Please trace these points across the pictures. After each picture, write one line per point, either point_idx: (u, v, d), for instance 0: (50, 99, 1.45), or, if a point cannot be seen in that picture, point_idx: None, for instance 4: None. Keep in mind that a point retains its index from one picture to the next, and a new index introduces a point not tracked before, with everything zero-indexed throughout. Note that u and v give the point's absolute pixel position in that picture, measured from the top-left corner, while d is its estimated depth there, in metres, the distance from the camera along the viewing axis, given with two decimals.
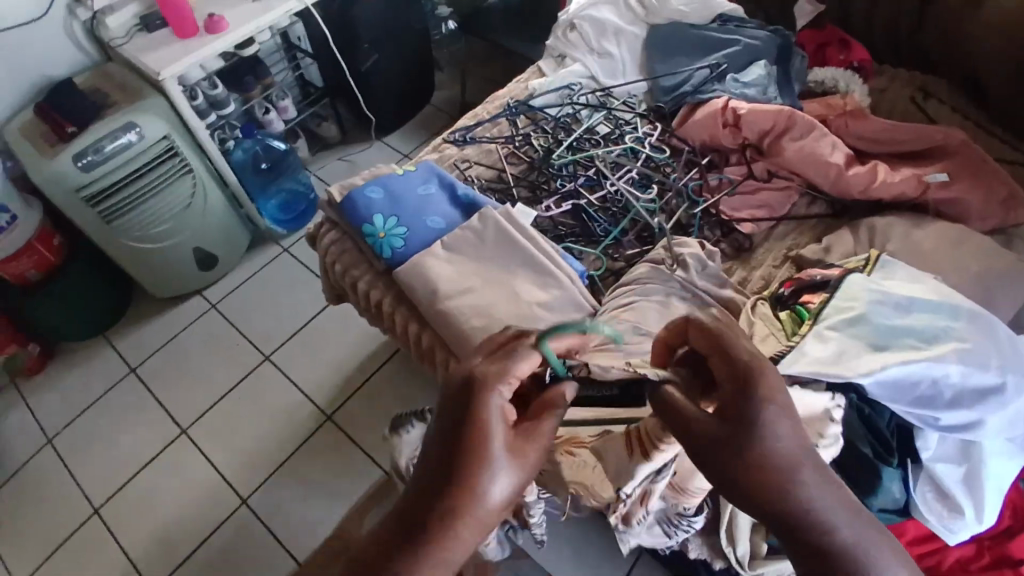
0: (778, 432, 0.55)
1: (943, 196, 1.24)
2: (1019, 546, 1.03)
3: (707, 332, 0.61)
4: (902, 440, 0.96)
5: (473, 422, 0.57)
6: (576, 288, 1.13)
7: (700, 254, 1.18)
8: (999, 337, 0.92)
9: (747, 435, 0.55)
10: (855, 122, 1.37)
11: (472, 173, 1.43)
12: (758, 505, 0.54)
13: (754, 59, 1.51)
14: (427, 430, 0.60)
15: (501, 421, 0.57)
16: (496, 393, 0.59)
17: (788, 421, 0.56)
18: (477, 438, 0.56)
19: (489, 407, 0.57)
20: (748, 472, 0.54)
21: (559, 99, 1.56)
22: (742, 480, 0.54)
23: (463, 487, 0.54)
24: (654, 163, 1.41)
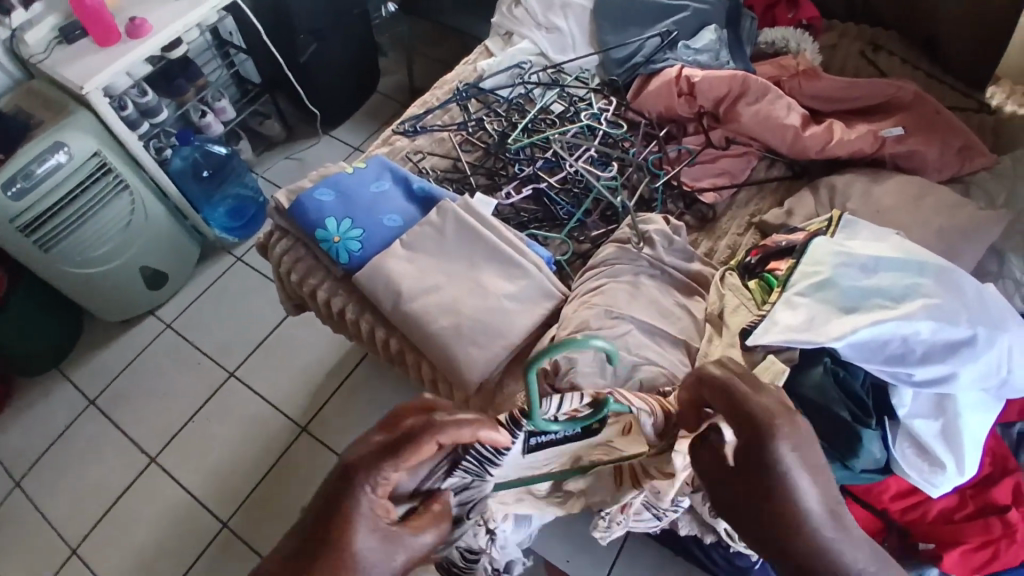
0: (796, 467, 0.59)
1: (901, 150, 1.24)
2: (1002, 494, 1.04)
3: (718, 382, 0.65)
4: (876, 399, 0.96)
5: (346, 499, 0.55)
6: (544, 275, 1.11)
7: (666, 230, 1.17)
8: (967, 293, 0.92)
9: (756, 489, 0.60)
10: (807, 82, 1.36)
11: (427, 165, 1.38)
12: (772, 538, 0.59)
13: (705, 24, 1.48)
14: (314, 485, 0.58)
15: (369, 525, 0.55)
16: (380, 477, 0.56)
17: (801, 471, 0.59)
18: (334, 536, 0.54)
19: (357, 505, 0.55)
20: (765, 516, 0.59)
21: (509, 79, 1.50)
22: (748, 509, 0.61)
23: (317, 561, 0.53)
24: (611, 138, 1.38)
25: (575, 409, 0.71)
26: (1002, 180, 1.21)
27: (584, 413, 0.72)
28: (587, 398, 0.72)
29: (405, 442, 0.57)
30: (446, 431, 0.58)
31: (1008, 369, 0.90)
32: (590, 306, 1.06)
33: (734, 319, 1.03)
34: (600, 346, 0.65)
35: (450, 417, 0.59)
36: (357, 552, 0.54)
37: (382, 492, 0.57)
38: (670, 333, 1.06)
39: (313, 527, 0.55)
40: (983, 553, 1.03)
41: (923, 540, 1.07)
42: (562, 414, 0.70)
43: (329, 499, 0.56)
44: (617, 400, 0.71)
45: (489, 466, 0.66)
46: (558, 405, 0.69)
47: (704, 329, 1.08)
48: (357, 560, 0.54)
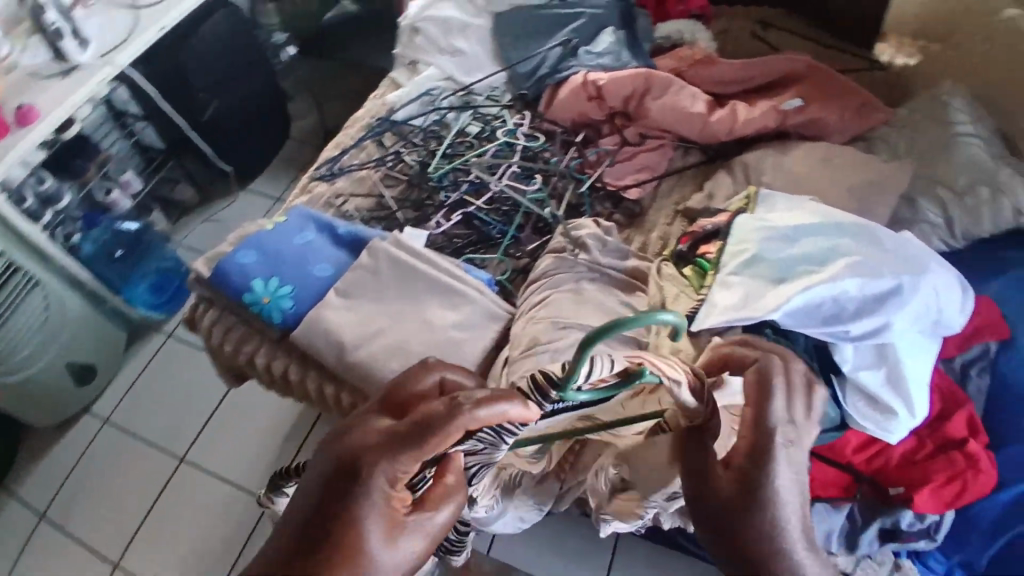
0: (789, 475, 0.66)
1: (802, 120, 1.30)
2: (956, 427, 1.04)
3: (754, 384, 0.72)
4: (819, 361, 0.97)
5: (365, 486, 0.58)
6: (487, 297, 1.11)
7: (598, 233, 1.20)
8: (885, 244, 0.96)
9: (750, 479, 0.65)
10: (706, 69, 1.41)
11: (350, 207, 1.35)
12: (738, 519, 0.64)
13: (602, 27, 1.52)
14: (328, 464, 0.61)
15: (383, 510, 0.59)
16: (399, 464, 0.60)
17: (790, 476, 0.66)
18: (347, 527, 0.57)
19: (372, 496, 0.58)
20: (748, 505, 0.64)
21: (420, 107, 1.49)
22: (735, 493, 0.65)
23: (335, 548, 0.56)
24: (531, 151, 1.39)
25: (603, 377, 0.66)
26: (899, 130, 1.28)
27: (610, 381, 0.66)
28: (619, 366, 0.66)
29: (424, 428, 0.60)
30: (475, 415, 0.60)
31: (936, 310, 0.94)
32: (539, 321, 1.08)
33: (676, 309, 1.06)
34: (666, 319, 0.61)
35: (477, 400, 0.61)
36: (371, 539, 0.57)
37: (402, 475, 0.60)
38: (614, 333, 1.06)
39: (331, 509, 0.58)
40: (950, 489, 1.00)
41: (891, 486, 1.04)
42: (590, 382, 0.65)
43: (343, 488, 0.59)
44: (651, 370, 0.63)
45: (507, 436, 0.68)
46: (589, 372, 0.64)
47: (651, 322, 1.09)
48: (372, 548, 0.58)
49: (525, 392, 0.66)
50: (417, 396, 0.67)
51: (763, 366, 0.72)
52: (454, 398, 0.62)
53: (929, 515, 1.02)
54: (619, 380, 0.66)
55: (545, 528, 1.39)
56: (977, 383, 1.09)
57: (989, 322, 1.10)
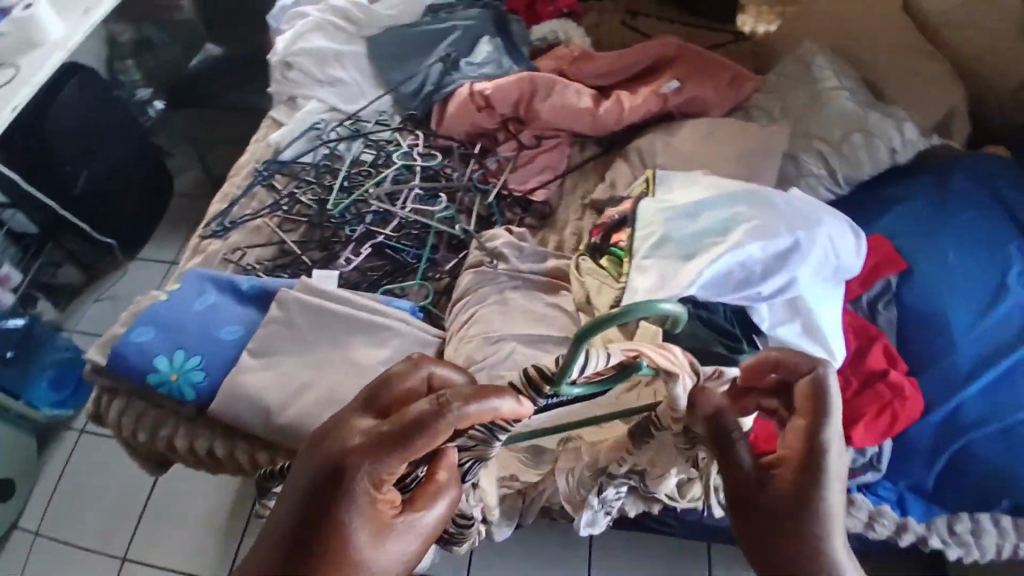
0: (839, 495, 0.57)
1: (681, 101, 1.36)
2: (875, 359, 0.99)
3: (814, 389, 0.60)
4: (738, 322, 1.00)
5: (349, 490, 0.56)
6: (415, 328, 1.09)
7: (513, 240, 1.21)
8: (777, 204, 1.01)
9: (798, 492, 0.56)
10: (586, 64, 1.45)
11: (250, 260, 1.28)
12: (777, 528, 0.56)
13: (478, 37, 1.53)
14: (313, 462, 0.58)
15: (371, 511, 0.57)
16: (384, 468, 0.56)
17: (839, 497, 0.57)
18: (331, 535, 0.56)
19: (358, 503, 0.56)
20: (789, 521, 0.56)
21: (308, 143, 1.44)
22: (777, 500, 0.57)
23: (324, 549, 0.55)
24: (431, 170, 1.37)
25: (599, 370, 0.64)
26: (770, 93, 1.33)
27: (607, 374, 0.65)
28: (616, 360, 0.64)
29: (406, 433, 0.56)
30: (464, 419, 0.56)
31: (836, 256, 0.98)
32: (470, 339, 1.07)
33: (602, 302, 1.07)
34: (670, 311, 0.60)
35: (464, 403, 0.56)
36: (359, 540, 0.56)
37: (390, 475, 0.58)
38: (546, 336, 1.07)
39: (320, 509, 0.56)
40: (883, 420, 0.94)
41: None
42: (584, 376, 0.63)
43: (328, 496, 0.56)
44: (649, 363, 0.63)
45: (499, 433, 0.64)
46: (585, 368, 0.62)
47: (580, 318, 1.11)
48: (360, 547, 0.57)
49: (520, 390, 0.65)
50: (404, 395, 0.61)
51: (819, 368, 0.60)
52: (441, 397, 0.56)
53: (869, 447, 0.96)
54: (615, 371, 0.64)
55: (520, 542, 1.37)
56: (887, 314, 1.05)
57: (886, 258, 1.07)
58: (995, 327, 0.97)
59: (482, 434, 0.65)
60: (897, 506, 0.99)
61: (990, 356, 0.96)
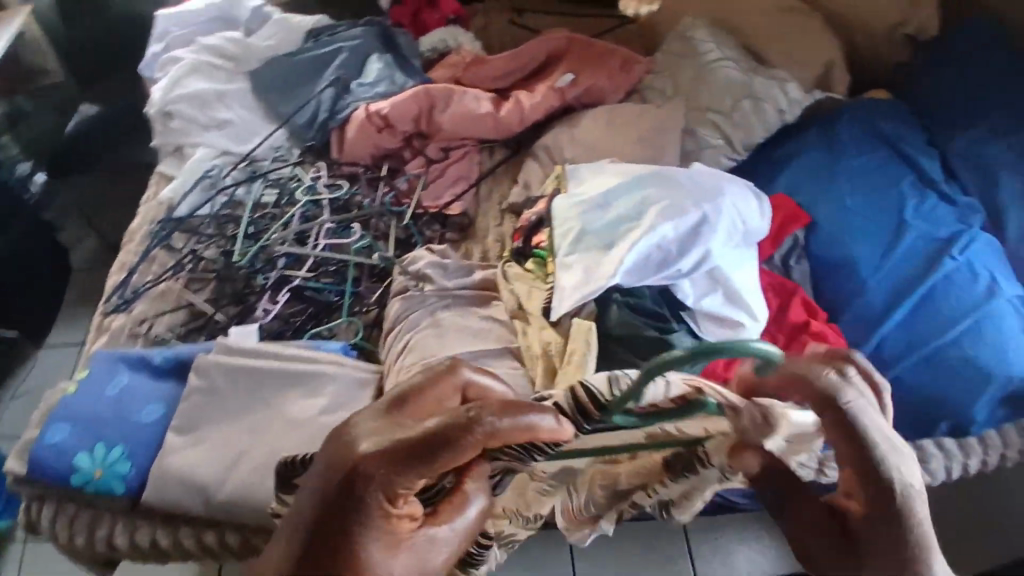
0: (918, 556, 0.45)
1: (578, 93, 1.37)
2: (797, 313, 1.01)
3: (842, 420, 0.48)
4: (667, 303, 1.01)
5: (364, 502, 0.47)
6: (349, 366, 1.07)
7: (436, 259, 1.18)
8: (681, 181, 1.03)
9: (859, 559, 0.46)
10: (480, 69, 1.44)
11: (161, 329, 1.20)
12: None
13: (365, 56, 1.49)
14: (323, 465, 0.49)
15: (387, 525, 0.48)
16: (406, 476, 0.47)
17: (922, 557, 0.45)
18: (341, 561, 0.46)
19: (372, 520, 0.47)
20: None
21: (203, 193, 1.36)
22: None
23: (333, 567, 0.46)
24: (339, 201, 1.33)
25: (657, 400, 0.61)
26: (661, 73, 1.35)
27: (667, 407, 0.60)
28: (677, 391, 0.60)
29: (433, 440, 0.47)
30: (500, 424, 0.49)
31: (744, 222, 1.00)
32: (408, 369, 1.05)
33: (533, 306, 1.08)
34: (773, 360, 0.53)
35: (500, 410, 0.50)
36: (373, 557, 0.47)
37: (412, 489, 0.48)
38: (484, 351, 1.06)
39: (329, 520, 0.47)
40: None
41: None
42: (639, 405, 0.61)
43: (339, 507, 0.47)
44: (714, 397, 0.57)
45: (535, 450, 0.58)
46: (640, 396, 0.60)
47: (515, 326, 1.10)
48: (372, 567, 0.47)
49: (564, 411, 0.61)
50: (433, 398, 0.53)
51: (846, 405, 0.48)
52: (471, 407, 0.49)
53: None
54: (670, 407, 0.60)
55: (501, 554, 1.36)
56: (800, 269, 1.08)
57: (789, 215, 1.09)
58: (900, 261, 0.99)
59: (520, 453, 0.58)
60: None
61: (899, 291, 0.98)
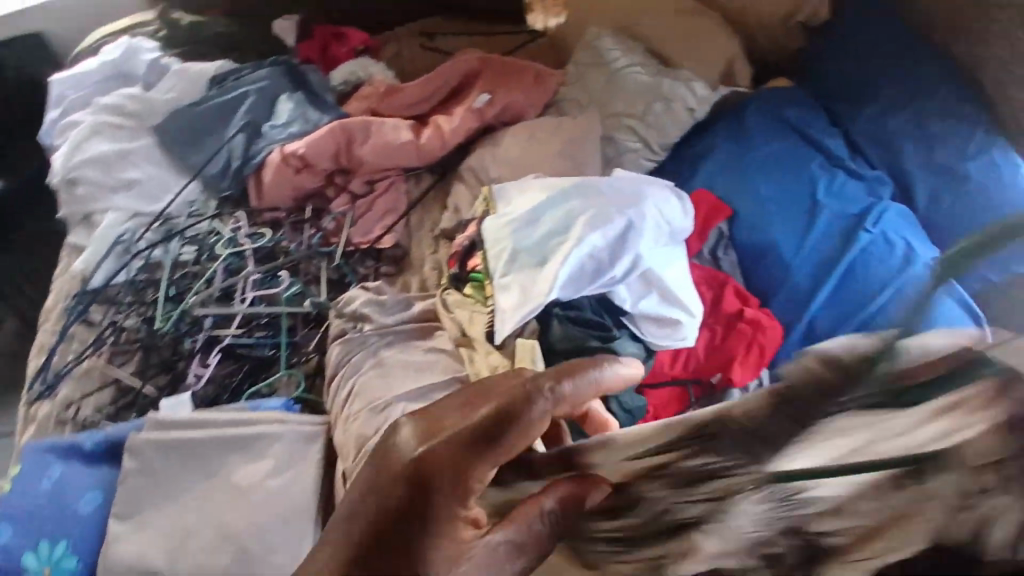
0: None
1: (497, 111, 1.37)
2: (730, 302, 1.04)
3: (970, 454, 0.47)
4: (606, 311, 1.01)
5: (438, 487, 0.56)
6: (291, 422, 1.03)
7: (371, 297, 1.15)
8: (603, 190, 1.04)
9: None
10: (396, 99, 1.42)
11: (89, 411, 1.13)
12: None
13: (274, 98, 1.45)
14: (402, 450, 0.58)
15: (462, 516, 0.58)
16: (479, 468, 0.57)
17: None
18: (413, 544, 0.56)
19: (444, 516, 0.56)
20: None
21: (118, 259, 1.30)
22: None
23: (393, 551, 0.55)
24: (265, 249, 1.28)
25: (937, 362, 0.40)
26: (574, 84, 1.37)
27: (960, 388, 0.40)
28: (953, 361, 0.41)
29: (492, 435, 0.57)
30: (535, 422, 0.59)
31: (668, 222, 1.03)
32: (356, 417, 1.01)
33: (476, 330, 1.06)
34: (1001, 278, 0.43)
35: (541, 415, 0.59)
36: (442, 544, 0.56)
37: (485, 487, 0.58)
38: (429, 385, 1.02)
39: (410, 505, 0.56)
40: (754, 353, 0.99)
41: (710, 377, 1.01)
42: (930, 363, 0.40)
43: (420, 500, 0.56)
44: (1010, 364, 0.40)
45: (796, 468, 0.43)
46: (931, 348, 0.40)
47: (461, 354, 1.08)
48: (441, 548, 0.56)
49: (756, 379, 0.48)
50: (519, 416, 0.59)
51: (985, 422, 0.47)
52: (515, 401, 0.59)
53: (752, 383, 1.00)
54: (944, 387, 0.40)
55: None
56: (728, 260, 1.10)
57: (711, 208, 1.12)
58: (819, 242, 1.03)
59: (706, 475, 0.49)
60: None
61: (822, 270, 1.02)
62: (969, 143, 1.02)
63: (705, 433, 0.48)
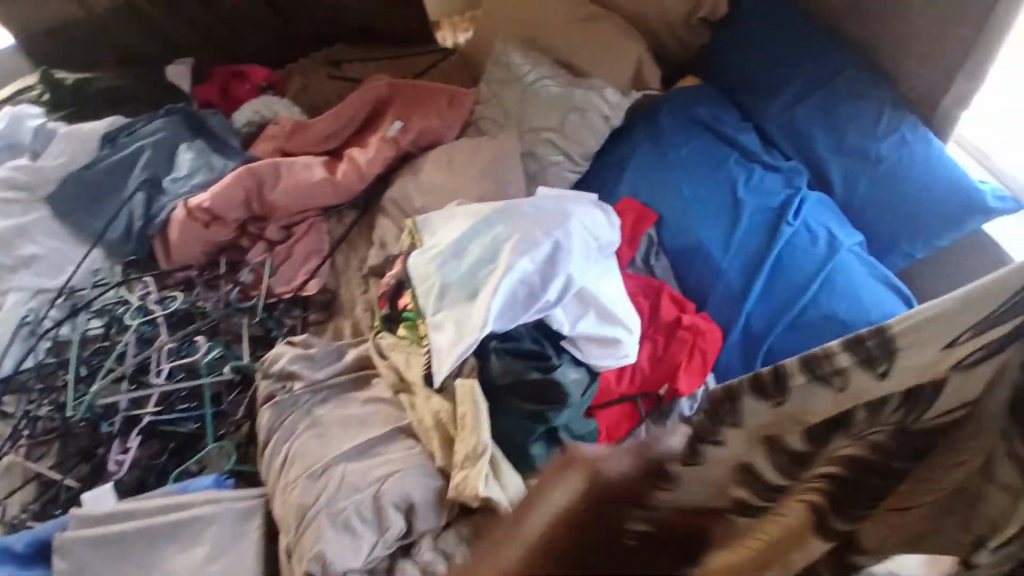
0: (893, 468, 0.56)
1: (413, 138, 1.31)
2: (667, 309, 1.03)
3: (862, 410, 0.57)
4: (544, 337, 0.97)
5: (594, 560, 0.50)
6: (225, 501, 0.98)
7: (298, 352, 1.08)
8: (528, 212, 1.01)
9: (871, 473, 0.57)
10: (305, 135, 1.35)
11: (15, 511, 1.03)
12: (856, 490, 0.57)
13: (173, 149, 1.35)
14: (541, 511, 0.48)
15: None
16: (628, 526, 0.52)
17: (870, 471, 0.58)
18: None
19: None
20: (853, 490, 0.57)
21: (20, 344, 1.18)
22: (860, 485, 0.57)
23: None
24: (179, 312, 1.20)
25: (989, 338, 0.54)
26: (488, 102, 1.32)
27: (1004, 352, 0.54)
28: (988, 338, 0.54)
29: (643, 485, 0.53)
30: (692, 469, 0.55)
31: (595, 237, 1.01)
32: (294, 485, 0.95)
33: (413, 374, 1.00)
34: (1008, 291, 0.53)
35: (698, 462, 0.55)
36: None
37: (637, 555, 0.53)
38: (369, 439, 0.97)
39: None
40: (697, 359, 0.98)
41: (658, 388, 0.99)
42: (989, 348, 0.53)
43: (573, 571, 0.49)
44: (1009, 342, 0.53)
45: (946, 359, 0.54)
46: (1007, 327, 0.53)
47: (401, 400, 1.02)
48: None
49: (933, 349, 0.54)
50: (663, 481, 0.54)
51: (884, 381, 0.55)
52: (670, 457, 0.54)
53: (698, 389, 0.99)
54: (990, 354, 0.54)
55: None
56: (661, 266, 1.09)
57: (637, 215, 1.10)
58: (743, 241, 1.03)
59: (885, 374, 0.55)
60: None
61: (751, 268, 1.01)
62: (878, 123, 1.04)
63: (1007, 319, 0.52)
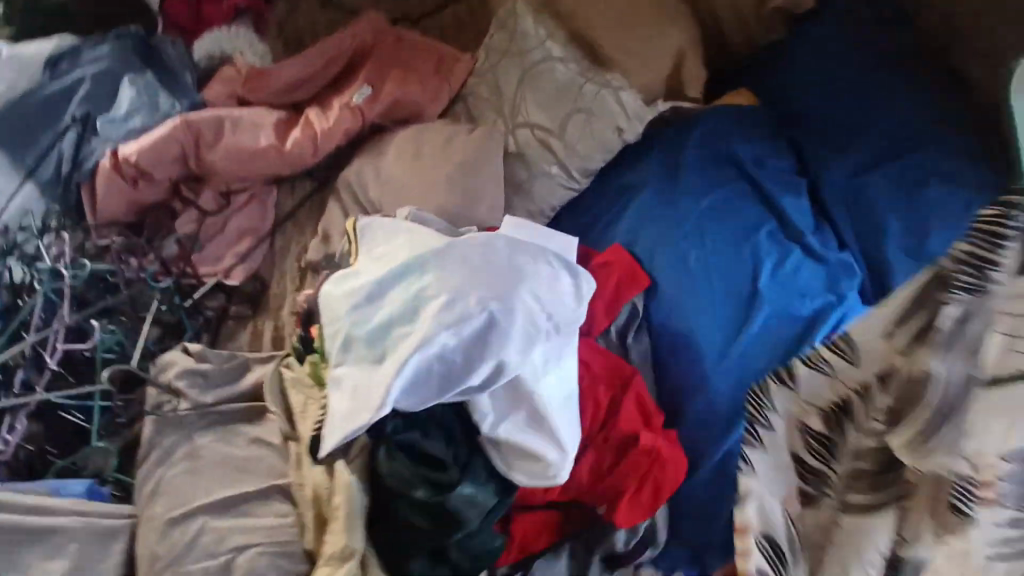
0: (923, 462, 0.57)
1: (383, 108, 1.06)
2: (630, 415, 0.79)
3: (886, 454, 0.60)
4: (460, 431, 0.76)
5: None
6: (89, 521, 0.85)
7: (191, 365, 0.90)
8: (474, 261, 0.76)
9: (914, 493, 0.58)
10: (264, 84, 1.12)
11: None
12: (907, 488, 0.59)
13: (115, 84, 1.14)
14: None
15: None
16: None
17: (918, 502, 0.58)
18: None
19: None
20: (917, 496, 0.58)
21: None
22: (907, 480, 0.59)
23: None
24: (92, 281, 1.00)
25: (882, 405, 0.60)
26: (485, 74, 1.03)
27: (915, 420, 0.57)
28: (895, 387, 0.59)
29: None
30: None
31: (551, 313, 0.76)
32: (151, 527, 0.81)
33: (305, 427, 0.83)
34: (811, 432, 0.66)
35: None
36: None
37: None
38: (243, 492, 0.83)
39: None
40: (646, 493, 0.76)
41: (594, 506, 0.80)
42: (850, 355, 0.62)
43: None
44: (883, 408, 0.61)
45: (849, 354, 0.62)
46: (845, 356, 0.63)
47: (291, 452, 0.86)
48: None
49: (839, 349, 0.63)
50: None
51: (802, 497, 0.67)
52: None
53: (641, 523, 0.78)
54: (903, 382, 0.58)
55: None
56: (640, 348, 0.84)
57: (626, 276, 0.85)
58: (751, 350, 0.80)
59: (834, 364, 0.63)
60: (694, 566, 0.83)
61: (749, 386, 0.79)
62: None
63: (924, 306, 0.56)
